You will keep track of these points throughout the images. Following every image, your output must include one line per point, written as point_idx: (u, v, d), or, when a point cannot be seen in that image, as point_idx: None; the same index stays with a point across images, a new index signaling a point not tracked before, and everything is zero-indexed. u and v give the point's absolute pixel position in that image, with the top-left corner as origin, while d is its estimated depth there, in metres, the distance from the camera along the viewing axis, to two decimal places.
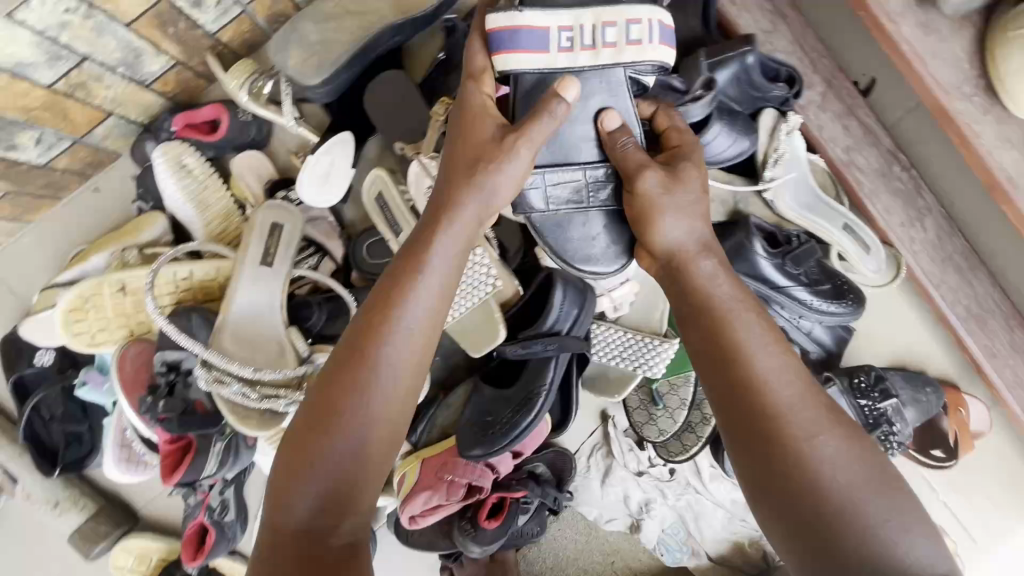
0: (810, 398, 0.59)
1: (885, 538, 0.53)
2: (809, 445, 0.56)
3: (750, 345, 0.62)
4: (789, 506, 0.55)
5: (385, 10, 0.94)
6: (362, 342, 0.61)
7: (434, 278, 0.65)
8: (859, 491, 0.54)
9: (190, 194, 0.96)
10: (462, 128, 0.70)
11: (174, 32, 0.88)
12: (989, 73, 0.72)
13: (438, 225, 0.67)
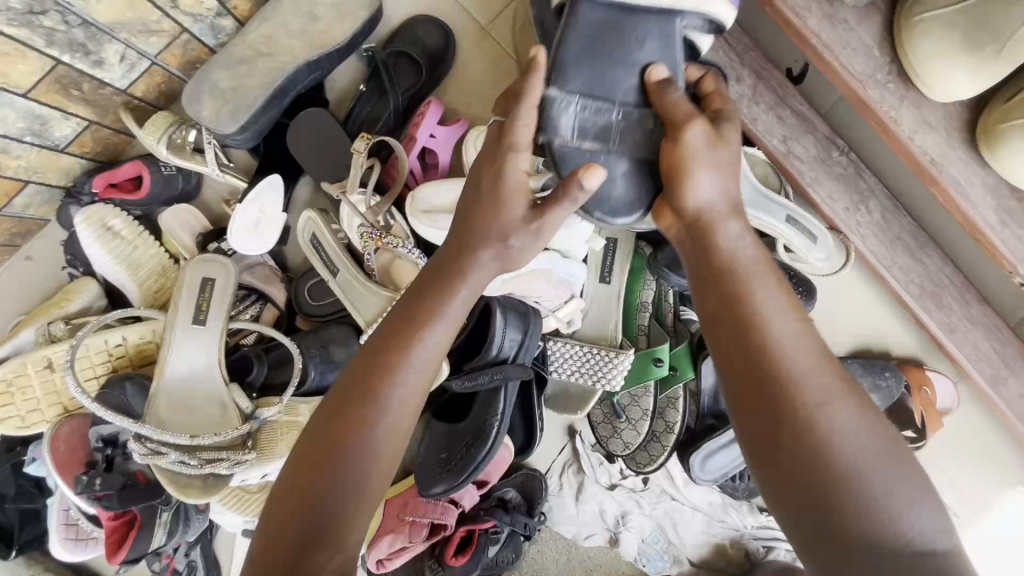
0: (826, 369, 0.55)
1: (893, 514, 0.49)
2: (820, 417, 0.52)
3: (769, 311, 0.57)
4: (798, 484, 0.51)
5: (299, 49, 0.93)
6: (364, 382, 0.59)
7: (437, 329, 0.62)
8: (870, 464, 0.50)
9: (119, 256, 0.94)
10: (489, 185, 0.66)
11: (80, 94, 0.86)
12: (900, 58, 0.71)
13: (462, 261, 0.65)
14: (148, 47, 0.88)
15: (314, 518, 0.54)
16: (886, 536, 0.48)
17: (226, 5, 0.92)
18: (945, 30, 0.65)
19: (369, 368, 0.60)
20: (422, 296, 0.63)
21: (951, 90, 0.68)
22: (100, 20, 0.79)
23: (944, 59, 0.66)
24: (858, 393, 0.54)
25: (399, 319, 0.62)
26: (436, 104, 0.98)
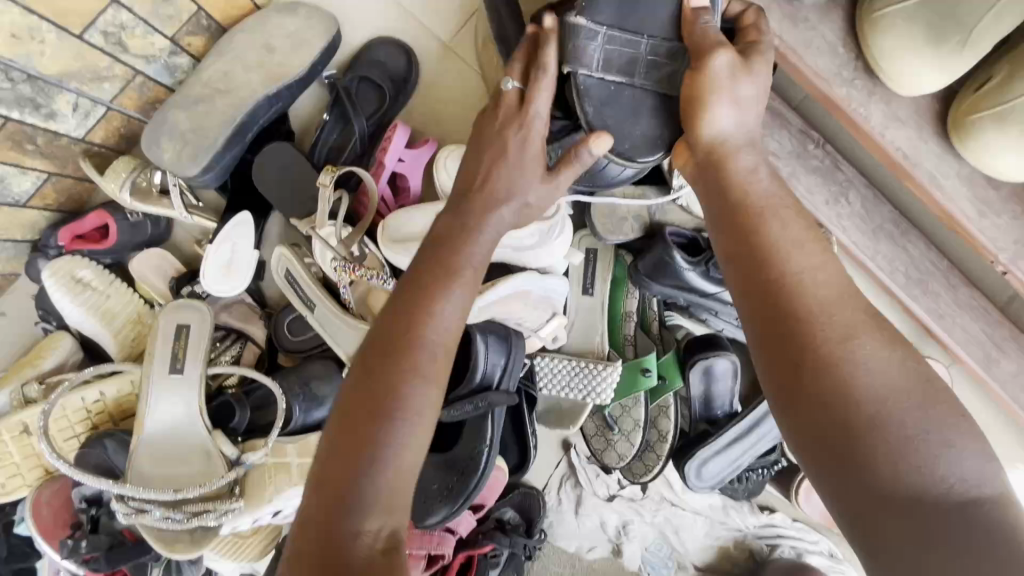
0: (849, 302, 0.53)
1: (923, 448, 0.47)
2: (844, 348, 0.51)
3: (785, 242, 0.57)
4: (820, 414, 0.50)
5: (258, 82, 0.91)
6: (396, 344, 0.60)
7: (463, 290, 0.64)
8: (897, 397, 0.48)
9: (90, 308, 0.92)
10: (508, 146, 0.69)
11: (35, 147, 0.84)
12: (864, 54, 0.69)
13: (458, 234, 0.67)
14: (102, 94, 0.86)
15: (358, 480, 0.55)
16: (915, 473, 0.46)
17: (179, 44, 0.90)
18: (907, 22, 0.63)
19: (400, 337, 0.60)
20: (448, 261, 0.65)
21: (915, 82, 0.66)
22: (46, 72, 0.77)
23: (907, 51, 0.64)
24: (887, 327, 0.52)
25: (422, 284, 0.64)
26: (402, 126, 0.96)
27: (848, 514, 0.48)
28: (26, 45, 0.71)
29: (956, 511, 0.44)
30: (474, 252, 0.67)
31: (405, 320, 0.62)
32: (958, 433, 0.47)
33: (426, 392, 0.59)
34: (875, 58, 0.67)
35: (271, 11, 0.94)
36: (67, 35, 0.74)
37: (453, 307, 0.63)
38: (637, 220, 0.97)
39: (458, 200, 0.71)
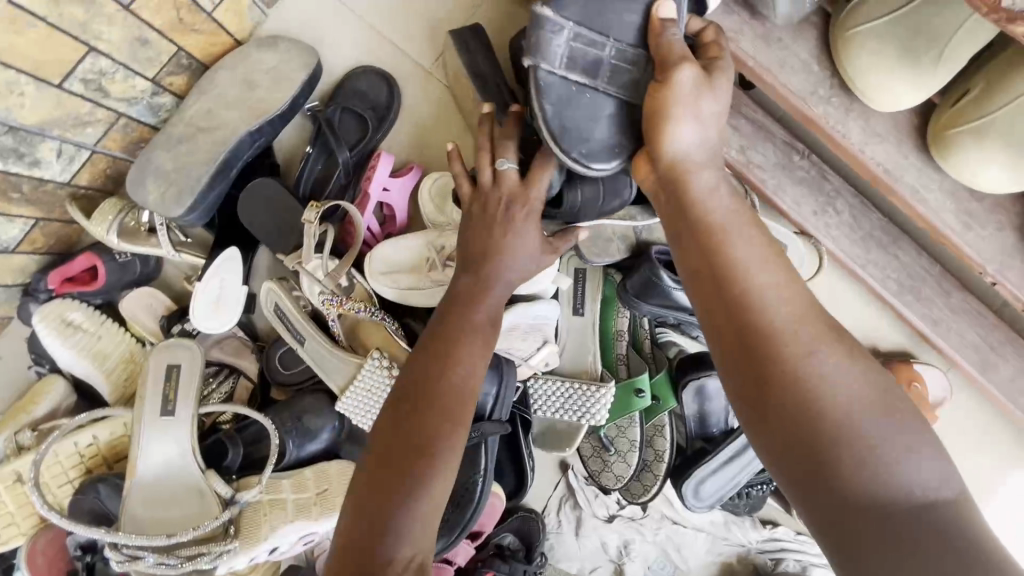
0: (809, 316, 0.54)
1: (888, 458, 0.48)
2: (806, 361, 0.51)
3: (747, 259, 0.57)
4: (791, 431, 0.50)
5: (239, 119, 0.91)
6: (423, 399, 0.67)
7: (480, 345, 0.72)
8: (859, 410, 0.50)
9: (82, 351, 0.92)
10: (516, 219, 0.78)
11: (20, 195, 0.84)
12: (840, 71, 0.69)
13: (473, 294, 0.76)
14: (85, 139, 0.86)
15: (392, 519, 0.60)
16: (881, 483, 0.47)
17: (160, 85, 0.90)
18: (879, 39, 0.62)
19: (428, 387, 0.68)
20: (465, 318, 0.74)
21: (894, 99, 0.64)
22: (27, 122, 0.77)
23: (881, 68, 0.63)
24: (846, 339, 0.54)
25: (440, 341, 0.71)
26: (386, 156, 0.96)
27: (824, 529, 0.47)
28: (5, 98, 0.72)
29: (922, 519, 0.45)
30: (486, 312, 0.76)
31: (428, 374, 0.68)
32: (917, 442, 0.49)
33: (456, 438, 0.66)
34: (850, 77, 0.66)
35: (250, 47, 0.95)
36: (46, 85, 0.75)
37: (474, 359, 0.71)
38: (624, 240, 0.97)
39: (469, 262, 0.78)
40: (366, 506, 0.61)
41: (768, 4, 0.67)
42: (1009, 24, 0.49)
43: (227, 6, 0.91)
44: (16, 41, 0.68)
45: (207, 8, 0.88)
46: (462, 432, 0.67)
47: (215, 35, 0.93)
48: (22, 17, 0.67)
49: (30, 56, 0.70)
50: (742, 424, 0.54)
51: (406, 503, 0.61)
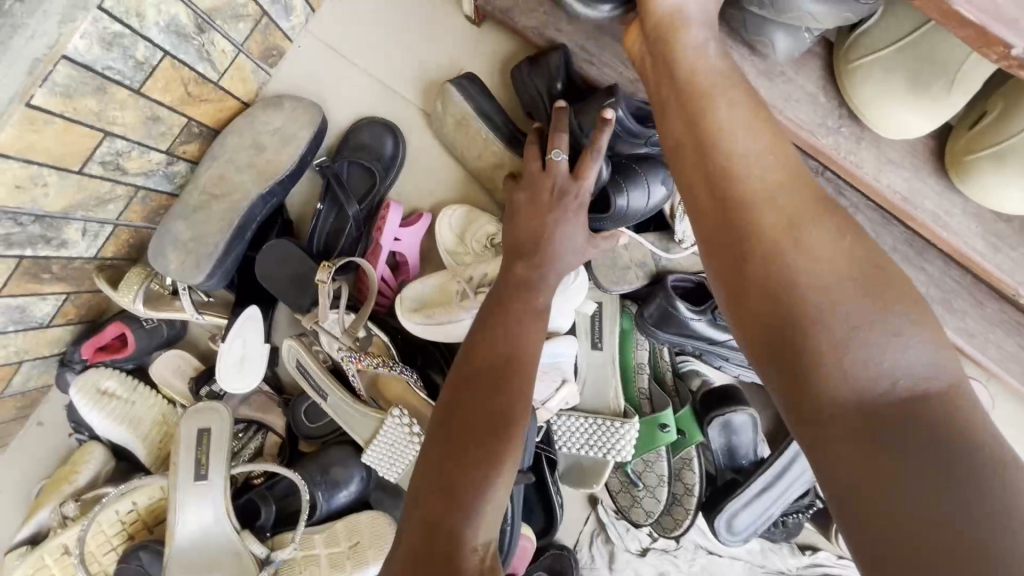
0: (796, 187, 0.50)
1: (868, 336, 0.44)
2: (785, 231, 0.48)
3: (732, 121, 0.54)
4: (761, 292, 0.48)
5: (250, 182, 0.94)
6: (490, 377, 0.70)
7: (536, 331, 0.77)
8: (842, 284, 0.45)
9: (117, 417, 0.96)
10: (567, 212, 0.81)
11: (51, 274, 0.88)
12: (848, 100, 0.67)
13: (520, 288, 0.79)
14: (108, 215, 0.90)
15: (469, 495, 0.61)
16: (856, 361, 0.43)
17: (174, 154, 0.93)
18: (886, 71, 0.60)
19: (490, 371, 0.71)
20: (516, 307, 0.78)
21: (907, 128, 0.62)
22: (52, 209, 0.80)
23: (891, 100, 0.61)
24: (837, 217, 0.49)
25: (501, 329, 0.75)
26: (394, 205, 0.98)
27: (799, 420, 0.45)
28: (30, 192, 0.75)
29: (906, 412, 0.41)
30: (542, 301, 0.80)
31: (491, 360, 0.72)
32: (910, 325, 0.44)
33: (524, 417, 0.68)
34: (861, 108, 0.64)
35: (257, 109, 0.97)
36: (66, 174, 0.78)
37: (534, 345, 0.76)
38: (643, 267, 0.96)
39: (511, 259, 0.82)
40: (443, 474, 0.63)
41: (768, 45, 0.64)
42: (1020, 70, 0.44)
43: (233, 72, 0.94)
44: (37, 140, 0.71)
45: (213, 78, 0.90)
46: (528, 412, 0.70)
47: (224, 101, 0.96)
48: (40, 118, 0.69)
49: (50, 151, 0.73)
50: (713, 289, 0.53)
51: (482, 478, 0.62)
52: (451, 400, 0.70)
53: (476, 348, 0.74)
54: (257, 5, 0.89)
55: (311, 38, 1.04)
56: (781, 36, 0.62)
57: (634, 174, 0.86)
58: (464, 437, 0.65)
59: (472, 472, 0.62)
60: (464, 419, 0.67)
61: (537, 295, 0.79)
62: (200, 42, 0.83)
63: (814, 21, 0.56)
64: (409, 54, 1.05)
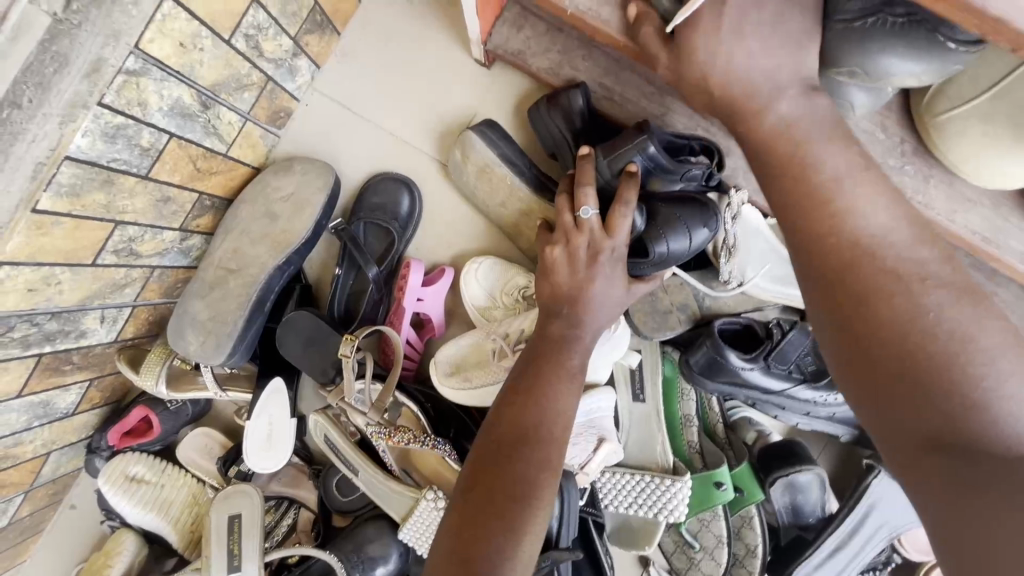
0: (912, 242, 0.49)
1: (997, 387, 0.40)
2: (895, 277, 0.47)
3: (837, 169, 0.52)
4: (872, 332, 0.46)
5: (265, 254, 0.91)
6: (518, 439, 0.65)
7: (571, 392, 0.71)
8: (960, 332, 0.43)
9: (149, 503, 0.94)
10: (603, 264, 0.75)
11: (72, 365, 0.86)
12: (919, 135, 0.60)
13: (556, 345, 0.74)
14: (125, 299, 0.87)
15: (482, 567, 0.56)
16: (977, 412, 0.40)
17: (188, 229, 0.90)
18: (985, 120, 0.51)
19: (521, 435, 0.65)
20: (553, 363, 0.72)
21: (1003, 180, 0.55)
22: (68, 304, 0.78)
23: (989, 151, 0.53)
24: (952, 271, 0.47)
25: (532, 393, 0.69)
26: (415, 263, 0.93)
27: (903, 463, 0.42)
28: (43, 292, 0.73)
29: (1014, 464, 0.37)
30: (575, 360, 0.73)
31: (521, 422, 0.67)
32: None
33: (551, 486, 0.63)
34: (953, 158, 0.57)
35: (269, 175, 0.94)
36: (80, 268, 0.75)
37: (569, 409, 0.70)
38: (685, 310, 0.87)
39: (552, 308, 0.76)
40: (462, 538, 0.58)
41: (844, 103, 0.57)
42: None
43: (241, 141, 0.91)
44: (46, 243, 0.68)
45: (221, 150, 0.87)
46: (555, 482, 0.64)
47: (235, 170, 0.93)
48: (47, 221, 0.67)
49: (60, 250, 0.71)
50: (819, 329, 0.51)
51: (506, 550, 0.57)
52: (481, 460, 0.65)
53: (504, 410, 0.68)
54: (261, 72, 0.86)
55: (319, 95, 1.01)
56: (861, 95, 0.55)
57: (674, 218, 0.77)
58: (484, 500, 0.61)
59: (493, 539, 0.58)
60: (491, 480, 0.62)
61: (570, 355, 0.73)
62: (206, 118, 0.80)
63: (915, 81, 0.50)
64: (421, 104, 1.01)
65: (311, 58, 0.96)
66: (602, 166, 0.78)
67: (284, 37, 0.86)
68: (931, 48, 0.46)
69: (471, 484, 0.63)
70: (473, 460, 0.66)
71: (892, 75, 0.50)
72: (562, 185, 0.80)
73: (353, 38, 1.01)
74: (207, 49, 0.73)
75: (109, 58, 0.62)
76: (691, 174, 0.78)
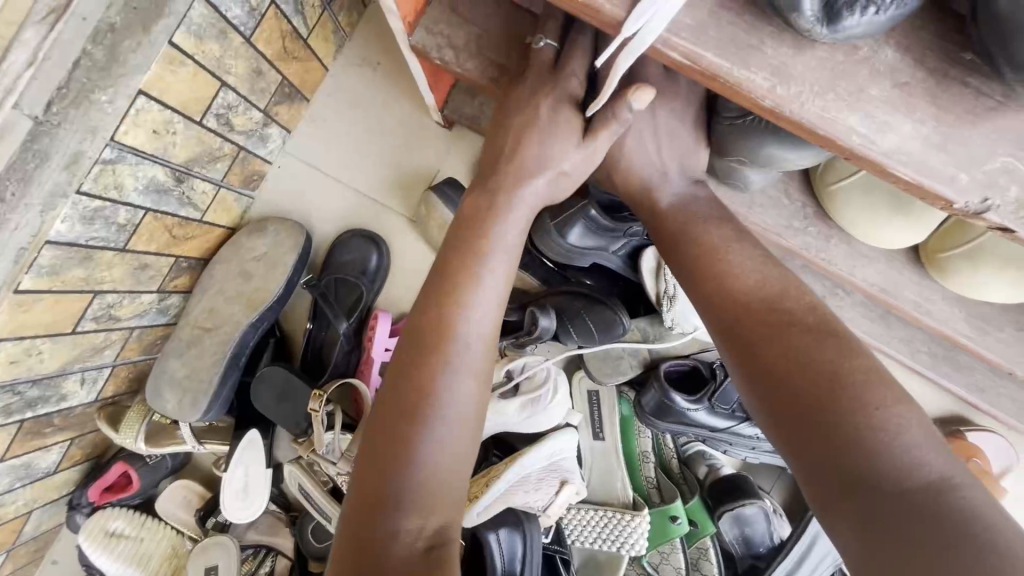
0: (787, 293, 0.58)
1: (880, 423, 0.48)
2: (784, 330, 0.55)
3: (720, 239, 0.62)
4: (775, 382, 0.53)
5: (239, 312, 0.96)
6: (427, 369, 0.57)
7: (488, 310, 0.61)
8: (840, 372, 0.51)
9: (128, 557, 0.97)
10: (539, 113, 0.63)
11: (52, 427, 0.90)
12: (818, 200, 0.68)
13: (476, 252, 0.62)
14: (104, 360, 0.91)
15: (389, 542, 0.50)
16: (872, 447, 0.47)
17: (165, 291, 0.94)
18: (865, 192, 0.61)
19: (429, 365, 0.57)
20: (468, 273, 0.61)
21: (888, 241, 0.63)
22: (48, 371, 0.82)
23: (876, 219, 0.61)
24: (824, 317, 0.56)
25: (429, 348, 0.58)
26: (383, 316, 0.99)
27: (821, 502, 0.48)
28: (25, 362, 0.77)
29: (905, 492, 0.45)
30: (496, 264, 0.62)
31: (433, 347, 0.58)
32: (897, 404, 0.49)
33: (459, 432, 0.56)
34: (846, 223, 0.65)
35: (243, 236, 0.99)
36: (60, 337, 0.80)
37: (474, 348, 0.59)
38: (636, 355, 0.93)
39: (477, 198, 0.65)
40: (364, 510, 0.52)
41: (741, 179, 0.64)
42: None
43: (215, 206, 0.96)
44: (27, 318, 0.73)
45: (196, 216, 0.93)
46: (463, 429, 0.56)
47: (209, 232, 0.98)
48: (29, 299, 0.72)
49: (42, 323, 0.76)
50: (735, 382, 0.58)
51: (405, 522, 0.51)
52: (379, 420, 0.56)
53: (398, 374, 0.57)
54: (233, 143, 0.92)
55: (290, 157, 1.07)
56: (755, 176, 0.63)
57: (597, 300, 0.87)
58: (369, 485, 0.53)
59: (385, 523, 0.51)
60: (397, 421, 0.55)
61: (476, 294, 0.60)
62: (180, 191, 0.86)
63: (796, 164, 0.57)
64: (387, 164, 1.08)
65: (282, 124, 1.02)
66: (549, 226, 0.82)
67: (254, 111, 0.92)
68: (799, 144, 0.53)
69: (376, 435, 0.55)
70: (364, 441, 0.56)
71: (777, 161, 0.57)
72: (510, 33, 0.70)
73: (322, 103, 1.07)
74: (180, 132, 0.79)
75: (86, 151, 0.68)
76: (632, 231, 0.84)
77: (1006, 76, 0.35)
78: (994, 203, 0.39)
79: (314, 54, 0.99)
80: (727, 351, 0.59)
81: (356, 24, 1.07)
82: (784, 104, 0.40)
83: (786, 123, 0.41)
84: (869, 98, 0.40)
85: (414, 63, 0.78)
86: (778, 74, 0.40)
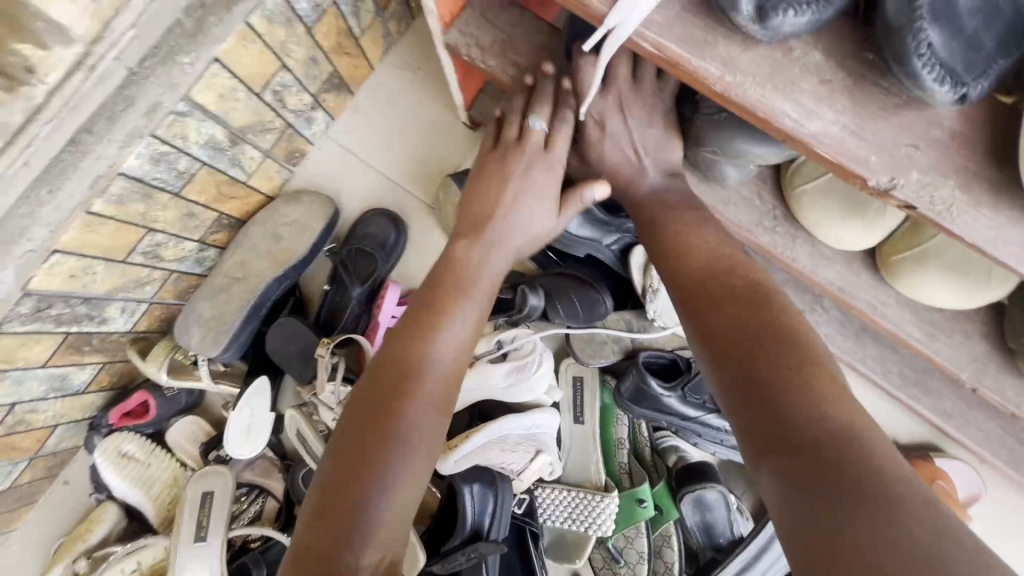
0: (740, 275, 0.65)
1: (804, 382, 0.54)
2: (734, 305, 0.62)
3: (689, 225, 0.70)
4: (723, 347, 0.60)
5: (266, 268, 1.08)
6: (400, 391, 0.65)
7: (454, 349, 0.71)
8: (775, 340, 0.58)
9: (134, 479, 1.07)
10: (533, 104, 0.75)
11: (91, 346, 1.00)
12: (785, 204, 0.76)
13: (451, 296, 0.73)
14: (144, 294, 1.02)
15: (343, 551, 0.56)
16: (797, 402, 0.52)
17: (206, 242, 1.06)
18: (825, 196, 0.69)
19: (404, 388, 0.65)
20: (442, 311, 0.72)
21: (842, 241, 0.71)
22: (98, 292, 0.93)
23: (833, 219, 0.69)
24: (771, 296, 0.63)
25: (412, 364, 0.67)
26: (392, 286, 1.09)
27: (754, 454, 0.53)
28: (82, 279, 0.88)
29: (821, 439, 0.49)
30: (466, 306, 0.73)
31: (406, 372, 0.67)
32: (819, 368, 0.55)
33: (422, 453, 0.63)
34: (809, 223, 0.72)
35: (279, 203, 1.11)
36: (113, 262, 0.91)
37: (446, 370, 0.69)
38: (618, 344, 1.00)
39: (452, 247, 0.78)
40: (323, 518, 0.58)
41: (718, 171, 0.73)
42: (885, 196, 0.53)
43: (260, 173, 1.09)
44: (92, 238, 0.85)
45: (242, 178, 1.05)
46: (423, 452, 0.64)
47: (250, 196, 1.10)
48: (95, 222, 0.84)
49: (101, 246, 0.87)
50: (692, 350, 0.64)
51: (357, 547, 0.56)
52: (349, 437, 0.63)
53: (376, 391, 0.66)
54: (283, 120, 1.05)
55: (330, 141, 1.20)
56: (730, 170, 0.72)
57: (586, 285, 0.96)
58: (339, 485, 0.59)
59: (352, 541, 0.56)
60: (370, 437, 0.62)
61: (449, 326, 0.71)
62: (232, 152, 0.98)
63: (764, 158, 0.65)
64: (414, 156, 1.20)
65: (327, 111, 1.15)
66: None
67: (306, 94, 1.05)
68: (763, 139, 0.62)
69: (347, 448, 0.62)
70: (339, 447, 0.63)
71: (746, 155, 0.66)
72: (527, 37, 0.82)
73: (363, 98, 1.21)
74: (242, 100, 0.92)
75: (165, 102, 0.81)
76: (624, 227, 0.93)
77: (898, 72, 0.43)
78: (900, 182, 0.47)
79: (363, 53, 1.13)
80: (688, 322, 0.65)
81: (404, 33, 1.21)
82: (731, 88, 0.50)
83: (734, 104, 0.50)
84: (801, 89, 0.49)
85: (446, 60, 0.91)
86: (728, 65, 0.49)
